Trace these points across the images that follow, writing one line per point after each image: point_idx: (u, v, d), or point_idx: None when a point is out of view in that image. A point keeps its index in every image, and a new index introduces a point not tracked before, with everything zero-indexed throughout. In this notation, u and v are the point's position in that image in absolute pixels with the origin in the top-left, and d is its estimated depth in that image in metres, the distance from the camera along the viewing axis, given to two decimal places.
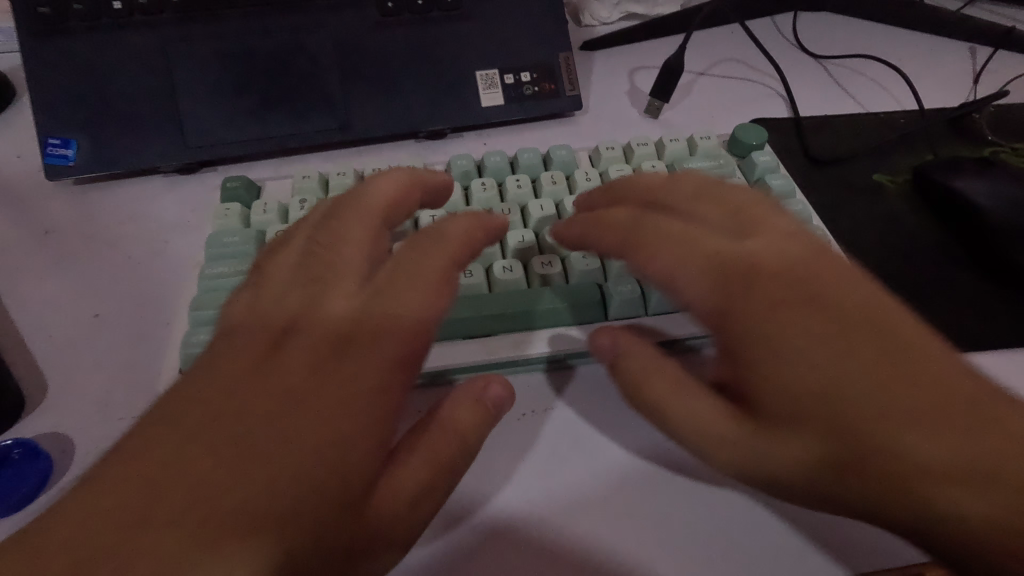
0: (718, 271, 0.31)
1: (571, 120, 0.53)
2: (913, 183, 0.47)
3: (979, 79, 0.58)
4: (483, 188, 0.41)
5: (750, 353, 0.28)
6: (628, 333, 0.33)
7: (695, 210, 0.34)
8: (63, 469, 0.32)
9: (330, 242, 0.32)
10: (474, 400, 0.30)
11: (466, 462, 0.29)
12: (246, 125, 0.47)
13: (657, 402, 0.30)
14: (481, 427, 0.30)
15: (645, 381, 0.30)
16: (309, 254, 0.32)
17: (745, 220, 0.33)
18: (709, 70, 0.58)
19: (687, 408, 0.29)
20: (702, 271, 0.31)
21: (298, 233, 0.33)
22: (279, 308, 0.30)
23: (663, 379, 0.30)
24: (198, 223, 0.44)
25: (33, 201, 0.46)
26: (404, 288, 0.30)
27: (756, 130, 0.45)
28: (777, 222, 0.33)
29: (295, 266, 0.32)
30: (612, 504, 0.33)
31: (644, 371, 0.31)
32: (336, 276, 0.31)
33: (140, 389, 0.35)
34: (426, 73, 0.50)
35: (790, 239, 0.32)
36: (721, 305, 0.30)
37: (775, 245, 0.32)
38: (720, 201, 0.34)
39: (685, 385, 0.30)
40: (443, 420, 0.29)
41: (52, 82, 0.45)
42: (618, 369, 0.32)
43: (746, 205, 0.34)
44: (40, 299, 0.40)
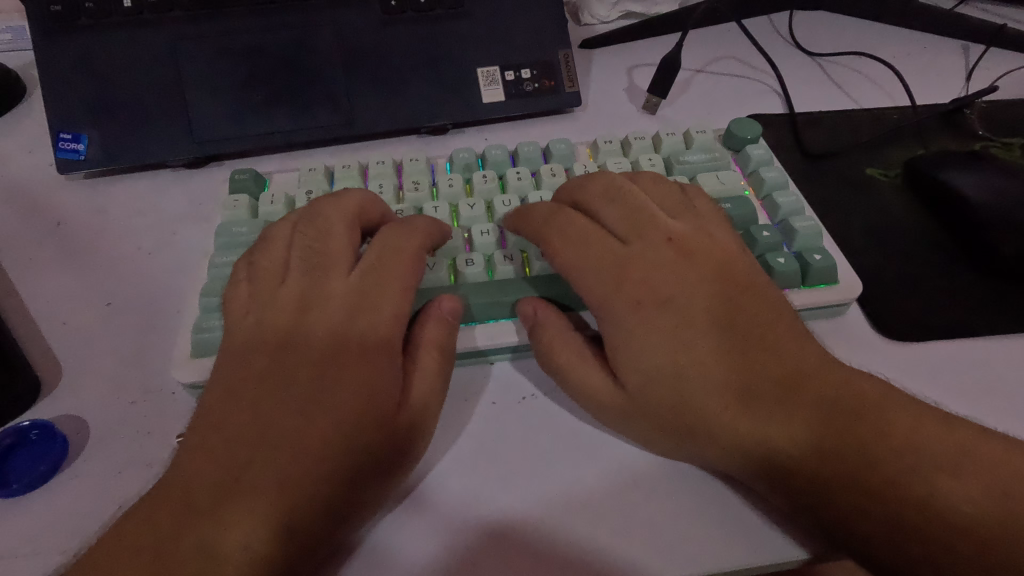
0: (616, 273, 0.35)
1: (570, 115, 0.54)
2: (905, 176, 0.48)
3: (971, 75, 0.59)
4: (484, 180, 0.42)
5: (632, 352, 0.33)
6: (553, 309, 0.36)
7: (603, 214, 0.37)
8: (78, 448, 0.33)
9: (330, 238, 0.36)
10: (443, 318, 0.34)
11: (449, 365, 0.34)
12: (253, 120, 0.48)
13: (562, 373, 0.34)
14: (451, 338, 0.35)
15: (551, 351, 0.35)
16: (300, 245, 0.36)
17: (647, 229, 0.36)
18: (706, 67, 0.59)
19: (583, 377, 0.34)
20: (600, 275, 0.35)
21: (312, 231, 0.36)
22: (279, 301, 0.34)
23: (566, 352, 0.34)
24: (205, 214, 0.46)
25: (44, 194, 0.48)
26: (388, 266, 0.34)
27: (750, 124, 0.46)
28: (706, 239, 0.36)
29: (288, 260, 0.35)
30: (607, 488, 0.33)
31: (550, 342, 0.35)
32: (329, 262, 0.35)
33: (151, 373, 0.36)
34: (429, 69, 0.51)
35: (712, 266, 0.35)
36: (609, 302, 0.34)
37: (671, 266, 0.35)
38: (631, 205, 0.37)
39: (588, 361, 0.34)
40: (423, 341, 0.34)
41: (64, 79, 0.46)
42: (534, 336, 0.35)
43: (673, 220, 0.36)
44: (53, 288, 0.41)
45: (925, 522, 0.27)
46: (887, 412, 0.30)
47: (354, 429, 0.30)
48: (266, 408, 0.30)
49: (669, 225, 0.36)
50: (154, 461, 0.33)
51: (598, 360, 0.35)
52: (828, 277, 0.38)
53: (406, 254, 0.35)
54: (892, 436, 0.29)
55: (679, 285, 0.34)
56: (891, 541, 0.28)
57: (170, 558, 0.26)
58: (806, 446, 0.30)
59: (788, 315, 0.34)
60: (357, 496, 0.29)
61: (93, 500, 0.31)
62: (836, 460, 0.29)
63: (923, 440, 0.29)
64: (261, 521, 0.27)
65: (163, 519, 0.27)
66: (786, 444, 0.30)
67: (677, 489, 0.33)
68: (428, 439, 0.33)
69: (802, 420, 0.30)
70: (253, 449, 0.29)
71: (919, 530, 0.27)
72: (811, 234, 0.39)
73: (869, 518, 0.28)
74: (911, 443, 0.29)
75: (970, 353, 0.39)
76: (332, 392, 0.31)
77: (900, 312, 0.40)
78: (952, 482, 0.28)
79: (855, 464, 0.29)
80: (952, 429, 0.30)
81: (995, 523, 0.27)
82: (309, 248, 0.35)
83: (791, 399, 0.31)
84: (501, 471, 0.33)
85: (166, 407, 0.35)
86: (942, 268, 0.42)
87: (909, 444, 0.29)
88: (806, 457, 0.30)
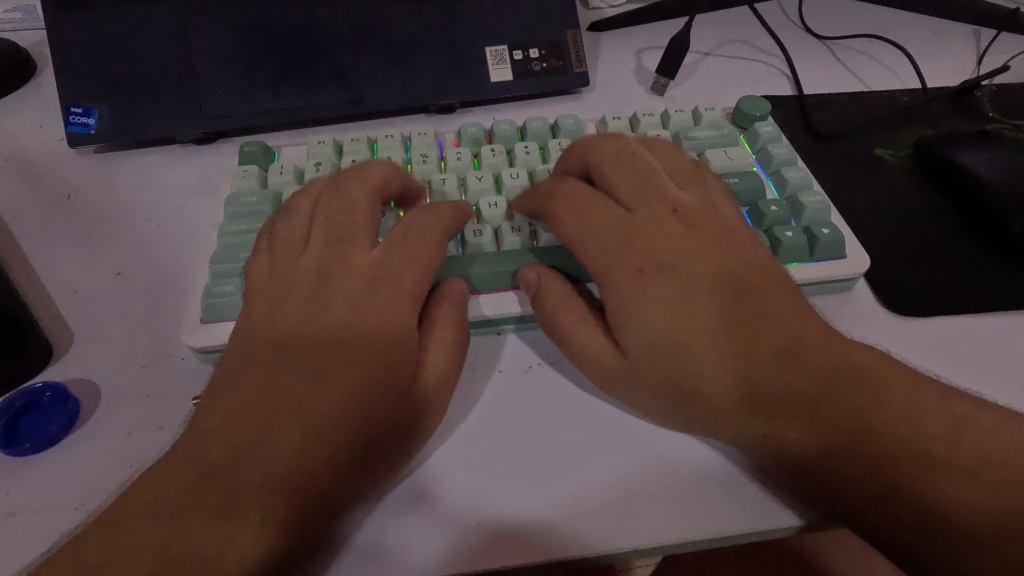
0: (621, 238, 0.35)
1: (578, 95, 0.54)
2: (915, 156, 0.47)
3: (982, 59, 0.58)
4: (492, 154, 0.42)
5: (630, 318, 0.33)
6: (555, 275, 0.36)
7: (614, 179, 0.37)
8: (89, 410, 0.33)
9: (338, 206, 0.36)
10: (456, 299, 0.34)
11: (464, 338, 0.34)
12: (262, 96, 0.48)
13: (564, 335, 0.35)
14: (463, 314, 0.35)
15: (555, 316, 0.35)
16: (319, 219, 0.36)
17: (659, 199, 0.36)
18: (716, 49, 0.59)
19: (586, 340, 0.34)
20: (604, 242, 0.35)
21: (317, 200, 0.37)
22: (292, 270, 0.34)
23: (571, 318, 0.34)
24: (215, 187, 0.46)
25: (55, 167, 0.48)
26: (394, 237, 0.35)
27: (759, 102, 0.46)
28: (713, 212, 0.36)
29: (308, 233, 0.35)
30: (615, 461, 0.33)
31: (554, 304, 0.35)
32: (345, 237, 0.35)
33: (161, 339, 0.37)
34: (438, 48, 0.51)
35: (721, 240, 0.35)
36: (608, 269, 0.34)
37: (671, 234, 0.35)
38: (640, 170, 0.37)
39: (590, 324, 0.34)
40: (436, 317, 0.34)
41: (75, 52, 0.47)
42: (537, 299, 0.35)
43: (669, 189, 0.36)
44: (63, 257, 0.41)
45: (925, 493, 0.28)
46: (890, 385, 0.30)
47: (370, 402, 0.30)
48: (282, 376, 0.30)
49: (678, 197, 0.36)
50: (165, 423, 0.33)
51: (600, 324, 0.35)
52: (836, 250, 0.38)
53: (413, 223, 0.35)
54: (897, 411, 0.29)
55: (688, 253, 0.34)
56: (884, 511, 0.28)
57: (194, 527, 0.26)
58: (807, 423, 0.30)
59: (794, 293, 0.34)
60: (363, 475, 0.29)
61: (103, 459, 0.32)
62: (839, 436, 0.29)
63: (926, 416, 0.29)
64: (266, 489, 0.27)
65: (181, 486, 0.27)
66: (785, 417, 0.30)
67: (687, 462, 0.32)
68: (441, 411, 0.33)
69: (805, 400, 0.30)
70: (267, 420, 0.29)
71: (917, 501, 0.28)
72: (819, 209, 0.39)
73: (879, 495, 0.28)
74: (916, 418, 0.29)
75: (977, 326, 0.39)
76: (349, 367, 0.31)
77: (908, 286, 0.40)
78: (955, 458, 0.28)
79: (854, 440, 0.29)
80: (951, 402, 0.30)
81: (993, 505, 0.27)
82: (325, 224, 0.35)
83: (792, 373, 0.31)
84: (509, 440, 0.34)
85: (176, 371, 0.35)
86: (951, 244, 0.42)
87: (909, 417, 0.29)
88: (803, 428, 0.30)
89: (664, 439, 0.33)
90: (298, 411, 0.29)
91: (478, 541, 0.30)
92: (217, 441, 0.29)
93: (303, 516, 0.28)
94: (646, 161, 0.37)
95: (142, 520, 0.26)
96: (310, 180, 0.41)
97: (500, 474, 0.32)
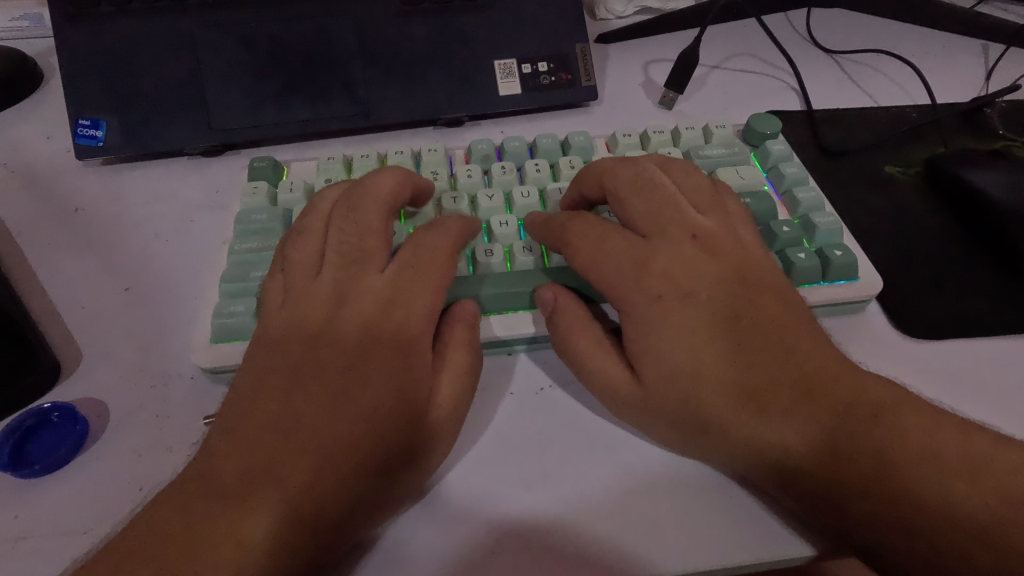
0: (642, 264, 0.35)
1: (586, 109, 0.54)
2: (925, 174, 0.47)
3: (990, 75, 0.58)
4: (503, 171, 0.42)
5: (644, 343, 0.33)
6: (571, 295, 0.36)
7: (631, 206, 0.37)
8: (98, 430, 0.33)
9: (349, 227, 0.35)
10: (468, 322, 0.34)
11: (477, 361, 0.34)
12: (270, 109, 0.48)
13: (576, 358, 0.34)
14: (476, 336, 0.35)
15: (568, 338, 0.35)
16: (333, 238, 0.35)
17: (672, 222, 0.36)
18: (724, 63, 0.59)
19: (598, 364, 0.34)
20: (617, 266, 0.35)
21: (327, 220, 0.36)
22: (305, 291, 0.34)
23: (583, 340, 0.34)
24: (223, 201, 0.46)
25: (62, 179, 0.48)
26: (408, 259, 0.34)
27: (770, 120, 0.46)
28: (730, 237, 0.36)
29: (320, 255, 0.35)
30: (627, 488, 0.32)
31: (567, 326, 0.35)
32: (357, 258, 0.34)
33: (171, 358, 0.36)
34: (447, 62, 0.51)
35: (735, 266, 0.35)
36: (627, 295, 0.34)
37: (690, 260, 0.35)
38: (658, 197, 0.37)
39: (603, 347, 0.34)
40: (449, 341, 0.34)
41: (84, 64, 0.46)
42: (552, 321, 0.35)
43: (687, 214, 0.37)
44: (71, 272, 0.41)
45: (941, 528, 0.27)
46: (904, 416, 0.30)
47: (382, 427, 0.30)
48: (295, 401, 0.30)
49: (694, 221, 0.36)
50: (175, 444, 0.33)
51: (615, 349, 0.35)
52: (849, 272, 0.38)
53: (425, 243, 0.35)
54: (912, 443, 0.29)
55: (701, 278, 0.34)
56: (899, 542, 0.28)
57: (205, 553, 0.26)
58: (822, 452, 0.30)
59: (807, 319, 0.34)
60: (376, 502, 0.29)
61: (113, 482, 0.31)
62: (853, 465, 0.29)
63: (941, 448, 0.29)
64: (276, 515, 0.27)
65: (192, 510, 0.27)
66: (800, 445, 0.30)
67: (700, 490, 0.32)
68: (453, 437, 0.32)
69: (821, 430, 0.30)
70: (278, 446, 0.29)
71: (933, 536, 0.27)
72: (832, 230, 0.39)
73: (895, 528, 0.28)
74: (931, 450, 0.29)
75: (990, 350, 0.38)
76: (363, 392, 0.31)
77: (919, 308, 0.40)
78: (971, 492, 0.28)
79: (868, 470, 0.29)
80: (966, 435, 0.30)
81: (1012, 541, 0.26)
82: (341, 246, 0.35)
83: (807, 401, 0.31)
84: (521, 464, 0.33)
85: (186, 391, 0.35)
86: (962, 265, 0.42)
87: (923, 449, 0.29)
88: (818, 457, 0.30)
89: (674, 467, 0.33)
90: (309, 436, 0.29)
91: (489, 567, 0.30)
92: (229, 464, 0.28)
93: (314, 543, 0.27)
94: (665, 186, 0.37)
95: (153, 544, 0.26)
96: None
97: (512, 498, 0.32)
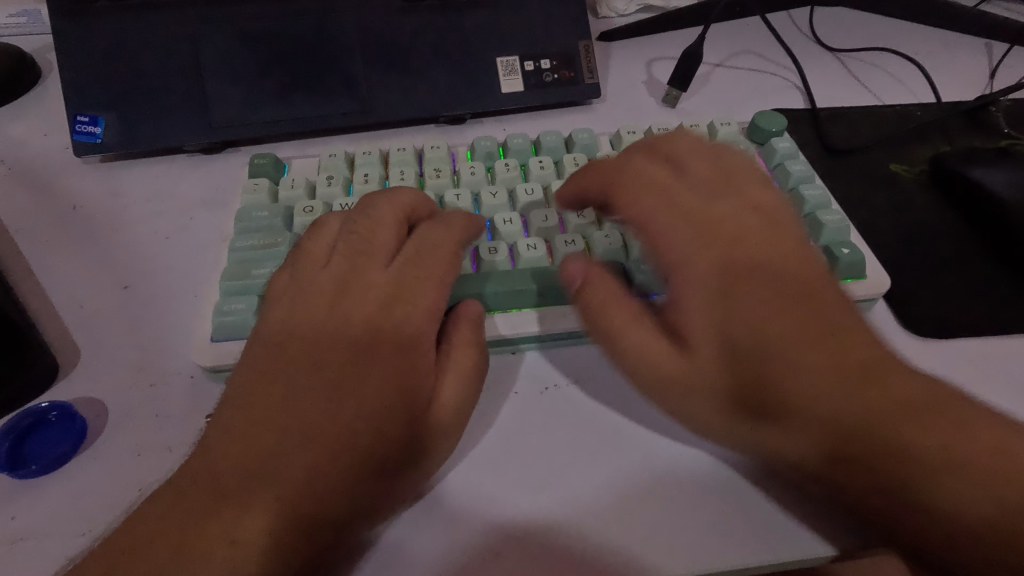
0: (700, 226, 0.34)
1: (589, 107, 0.54)
2: (931, 173, 0.47)
3: (995, 74, 0.58)
4: (506, 168, 0.42)
5: (688, 313, 0.32)
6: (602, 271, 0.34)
7: (688, 165, 0.36)
8: (97, 429, 0.33)
9: (357, 226, 0.35)
10: (474, 321, 0.34)
11: (483, 361, 0.34)
12: (271, 105, 0.48)
13: (615, 335, 0.33)
14: (481, 335, 0.34)
15: (604, 312, 0.33)
16: (343, 237, 0.35)
17: (734, 189, 0.36)
18: (727, 61, 0.59)
19: (637, 340, 0.32)
20: (680, 225, 0.34)
21: (332, 219, 0.36)
22: (311, 289, 0.33)
23: (620, 313, 0.33)
24: (224, 198, 0.45)
25: (60, 176, 0.47)
26: (420, 260, 0.34)
27: (775, 118, 0.45)
28: (783, 213, 0.36)
29: (330, 252, 0.35)
30: (633, 489, 0.32)
31: (605, 300, 0.33)
32: (366, 256, 0.34)
33: (171, 357, 0.36)
34: (449, 59, 0.50)
35: (791, 237, 0.35)
36: (685, 259, 0.33)
37: (751, 221, 0.35)
38: (720, 163, 0.37)
39: (643, 324, 0.32)
40: (455, 339, 0.33)
41: (83, 59, 0.46)
42: (585, 296, 0.34)
43: (747, 186, 0.36)
44: (69, 269, 0.41)
45: (980, 525, 0.27)
46: (948, 408, 0.29)
47: (384, 428, 0.29)
48: (296, 398, 0.30)
49: (752, 193, 0.36)
50: (175, 444, 0.32)
51: (657, 323, 0.33)
52: (856, 271, 0.38)
53: (430, 242, 0.34)
54: (959, 437, 0.28)
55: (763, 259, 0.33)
56: (934, 532, 0.27)
57: (201, 551, 0.25)
58: (866, 437, 0.29)
59: (849, 302, 0.33)
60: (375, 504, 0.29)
61: (112, 483, 0.31)
62: (900, 451, 0.28)
63: (986, 445, 0.28)
64: (276, 515, 0.26)
65: (187, 508, 0.26)
66: (840, 433, 0.29)
67: (706, 495, 0.32)
68: (456, 439, 0.32)
69: (867, 416, 0.29)
70: (277, 444, 0.28)
71: (970, 529, 0.27)
72: (839, 228, 0.39)
73: (931, 520, 0.27)
74: (976, 447, 0.28)
75: (998, 350, 0.38)
76: (365, 389, 0.30)
77: (926, 308, 0.40)
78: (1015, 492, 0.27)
79: (912, 459, 0.28)
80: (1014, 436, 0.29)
81: None
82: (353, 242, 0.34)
83: (851, 388, 0.29)
84: (525, 463, 0.33)
85: (185, 390, 0.34)
86: (969, 264, 0.42)
87: (966, 445, 0.28)
88: (861, 436, 0.29)
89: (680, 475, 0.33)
90: (310, 433, 0.28)
91: (493, 569, 0.29)
92: (226, 462, 0.28)
93: (313, 543, 0.27)
94: (738, 168, 0.37)
95: (147, 542, 0.25)
96: (321, 194, 0.40)
97: (517, 501, 0.32)
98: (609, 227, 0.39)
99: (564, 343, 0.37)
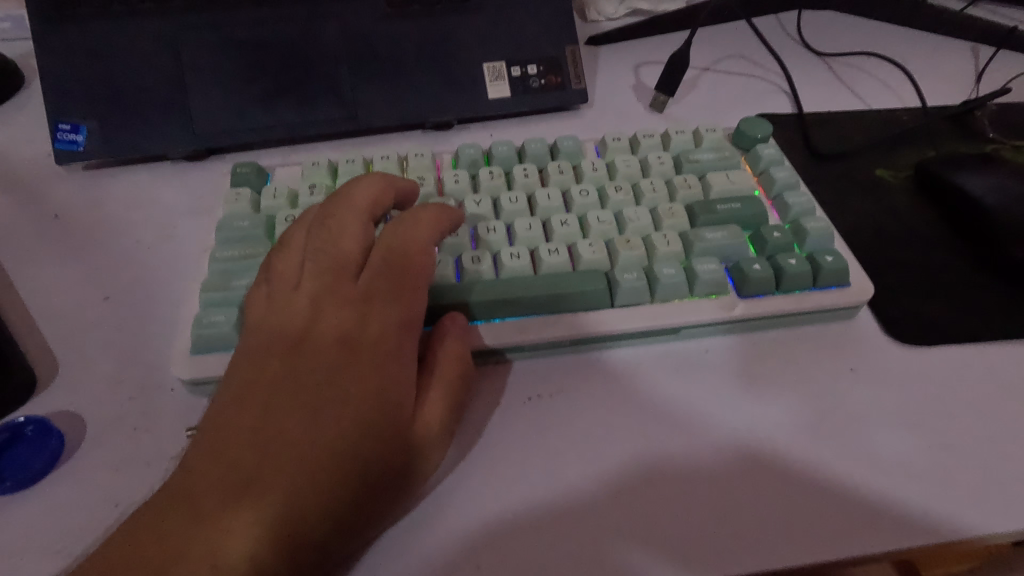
0: None
1: (577, 112, 0.53)
2: (916, 179, 0.47)
3: (982, 78, 0.58)
4: (490, 176, 0.42)
5: None
6: None
7: None
8: (73, 444, 0.32)
9: (323, 237, 0.34)
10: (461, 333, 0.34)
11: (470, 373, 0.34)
12: (255, 112, 0.47)
13: None
14: (468, 347, 0.34)
15: None
16: (312, 250, 0.34)
17: None
18: (715, 66, 0.59)
19: None
20: None
21: (300, 229, 0.35)
22: (287, 303, 0.33)
23: None
24: (207, 206, 0.45)
25: (41, 185, 0.47)
26: (391, 269, 0.33)
27: (760, 123, 0.45)
28: None
29: (303, 264, 0.34)
30: (617, 499, 0.32)
31: None
32: (337, 267, 0.33)
33: (150, 369, 0.36)
34: (436, 64, 0.50)
35: None
36: None
37: None
38: None
39: None
40: (443, 352, 0.33)
41: (64, 66, 0.45)
42: None
43: None
44: (49, 280, 0.40)
45: None
46: None
47: (367, 443, 0.29)
48: (278, 415, 0.29)
49: None
50: (153, 459, 0.32)
51: None
52: (840, 278, 0.38)
53: (397, 247, 0.34)
54: None
55: None
56: None
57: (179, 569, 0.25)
58: None
59: None
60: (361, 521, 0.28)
61: (89, 499, 0.31)
62: None
63: None
64: (255, 532, 0.26)
65: (167, 527, 0.26)
66: None
67: (690, 506, 0.32)
68: (443, 453, 0.32)
69: None
70: (258, 463, 0.28)
71: None
72: (822, 236, 0.39)
73: None
74: None
75: (981, 357, 0.38)
76: (346, 404, 0.30)
77: (910, 315, 0.40)
78: None
79: None
80: None
81: None
82: (321, 254, 0.34)
83: None
84: (507, 475, 0.33)
85: (164, 404, 0.34)
86: (955, 272, 0.42)
87: None
88: None
89: (664, 487, 0.32)
90: (291, 450, 0.28)
91: None
92: (206, 481, 0.27)
93: (298, 560, 0.27)
94: None
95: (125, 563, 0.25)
96: (304, 203, 0.40)
97: (499, 514, 0.32)
98: (594, 236, 0.39)
99: (548, 352, 0.37)
